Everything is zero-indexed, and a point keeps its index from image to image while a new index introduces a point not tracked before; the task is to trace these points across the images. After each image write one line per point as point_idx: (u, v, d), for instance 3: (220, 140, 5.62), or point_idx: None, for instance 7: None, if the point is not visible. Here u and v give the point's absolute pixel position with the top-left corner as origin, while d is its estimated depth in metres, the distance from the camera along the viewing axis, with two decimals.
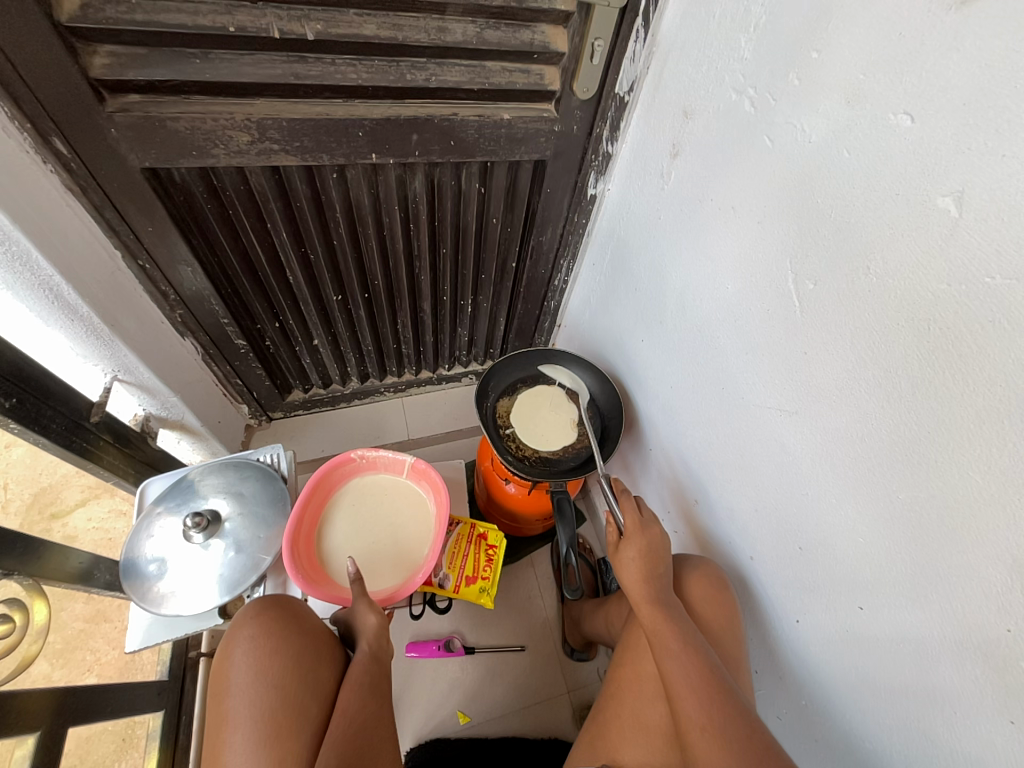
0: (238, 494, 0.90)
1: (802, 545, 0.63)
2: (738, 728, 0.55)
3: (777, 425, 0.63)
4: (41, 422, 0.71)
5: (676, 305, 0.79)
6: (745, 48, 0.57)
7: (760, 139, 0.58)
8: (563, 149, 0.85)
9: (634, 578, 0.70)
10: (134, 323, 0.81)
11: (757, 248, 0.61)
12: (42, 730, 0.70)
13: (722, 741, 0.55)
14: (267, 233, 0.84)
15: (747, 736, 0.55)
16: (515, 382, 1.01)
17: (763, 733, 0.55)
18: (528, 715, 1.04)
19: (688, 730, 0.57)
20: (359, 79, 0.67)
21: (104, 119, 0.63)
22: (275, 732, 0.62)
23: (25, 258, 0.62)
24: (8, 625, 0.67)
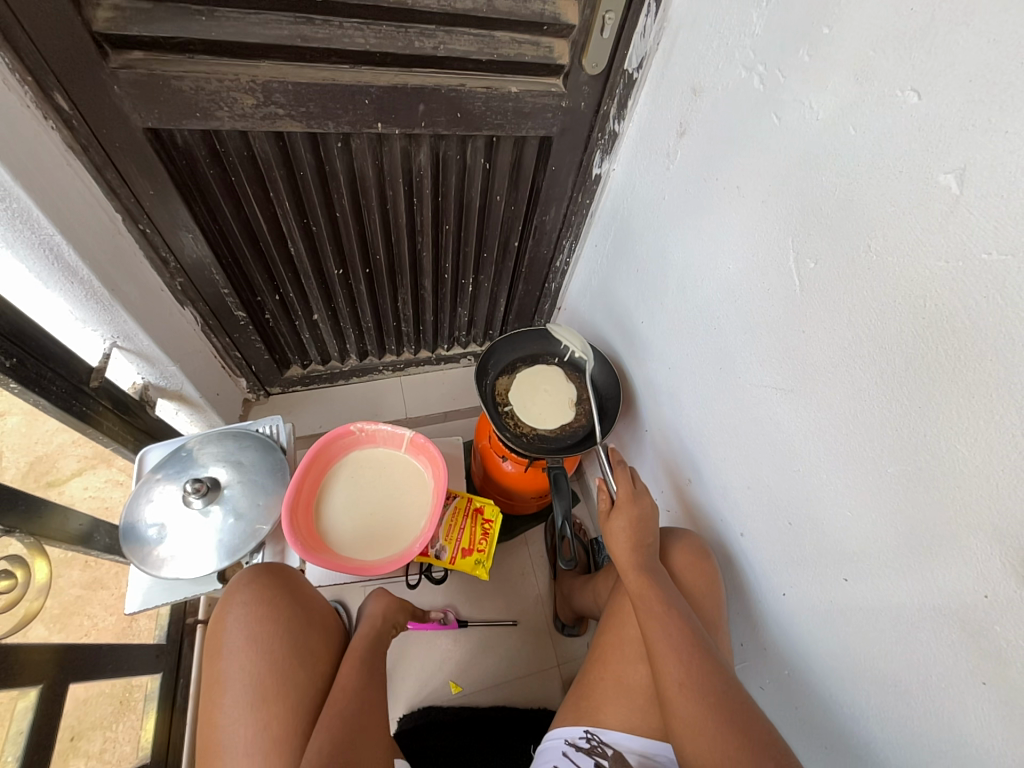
0: (238, 463, 0.91)
1: (792, 521, 0.65)
2: (715, 686, 0.58)
3: (772, 403, 0.64)
4: (41, 384, 0.71)
5: (678, 285, 0.80)
6: (757, 23, 0.57)
7: (768, 117, 0.58)
8: (569, 126, 0.85)
9: (623, 546, 0.72)
10: (135, 290, 0.81)
11: (760, 227, 0.62)
12: (45, 683, 0.71)
13: (700, 698, 0.57)
14: (269, 202, 0.84)
15: (723, 694, 0.58)
16: (515, 361, 1.01)
17: (739, 691, 0.59)
18: (518, 686, 1.07)
19: (667, 687, 0.59)
20: (367, 44, 0.66)
21: (108, 76, 0.62)
22: (272, 697, 0.64)
23: (25, 215, 0.61)
24: (9, 581, 0.70)
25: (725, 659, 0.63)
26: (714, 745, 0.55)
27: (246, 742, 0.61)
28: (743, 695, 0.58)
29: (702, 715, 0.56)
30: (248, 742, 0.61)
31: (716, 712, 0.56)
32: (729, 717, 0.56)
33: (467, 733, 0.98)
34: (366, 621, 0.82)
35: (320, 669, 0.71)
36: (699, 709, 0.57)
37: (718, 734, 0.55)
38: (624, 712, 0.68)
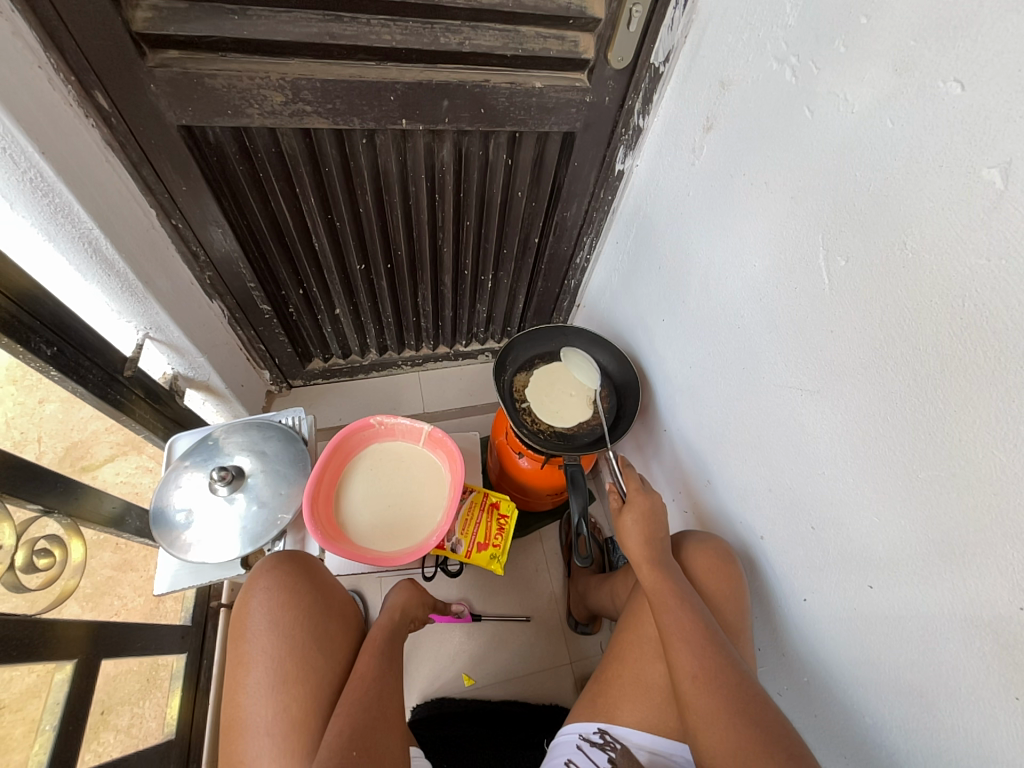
0: (261, 453, 0.93)
1: (814, 525, 0.63)
2: (728, 677, 0.58)
3: (796, 404, 0.63)
4: (79, 372, 0.74)
5: (700, 284, 0.79)
6: (790, 14, 0.56)
7: (800, 111, 0.56)
8: (593, 121, 0.84)
9: (637, 541, 0.72)
10: (166, 282, 0.83)
11: (788, 224, 0.60)
12: (80, 659, 0.75)
13: (713, 688, 0.57)
14: (295, 197, 0.85)
15: (736, 687, 0.57)
16: (533, 358, 1.01)
17: (754, 685, 0.58)
18: (531, 682, 1.08)
19: (680, 680, 0.59)
20: (393, 40, 0.67)
21: (145, 75, 0.64)
22: (293, 680, 0.66)
23: (67, 209, 0.64)
24: (47, 559, 0.75)
25: (740, 655, 0.62)
26: (726, 735, 0.54)
27: (267, 721, 0.63)
28: (757, 687, 0.58)
29: (715, 706, 0.56)
30: (269, 723, 0.62)
31: (729, 704, 0.56)
32: (742, 708, 0.55)
33: (479, 725, 0.99)
34: (384, 614, 0.83)
35: (338, 656, 0.72)
36: (711, 700, 0.56)
37: (729, 725, 0.54)
38: (641, 709, 0.68)
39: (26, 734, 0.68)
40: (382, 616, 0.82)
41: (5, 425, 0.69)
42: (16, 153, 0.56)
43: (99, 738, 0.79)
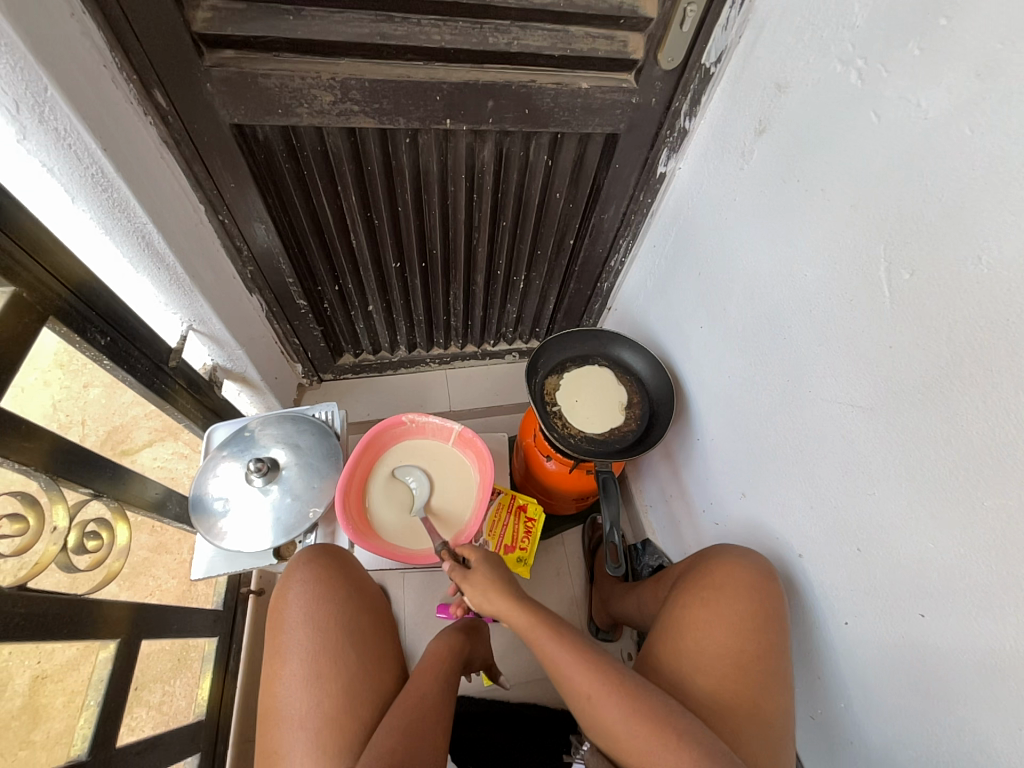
0: (295, 446, 0.95)
1: (860, 547, 0.61)
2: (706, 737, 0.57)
3: (846, 421, 0.61)
4: (129, 362, 0.77)
5: (744, 293, 0.77)
6: (859, 14, 0.53)
7: (865, 115, 0.54)
8: (637, 122, 0.82)
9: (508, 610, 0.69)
10: (211, 275, 0.85)
11: (844, 234, 0.58)
12: (121, 639, 0.76)
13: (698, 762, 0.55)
14: (336, 195, 0.86)
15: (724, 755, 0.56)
16: (565, 361, 1.00)
17: None
18: (550, 686, 1.08)
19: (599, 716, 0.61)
20: (443, 41, 0.66)
21: (203, 74, 0.65)
22: (332, 677, 0.67)
23: (124, 205, 0.66)
24: (96, 541, 0.73)
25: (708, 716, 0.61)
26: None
27: (305, 714, 0.64)
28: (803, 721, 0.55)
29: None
30: (304, 716, 0.64)
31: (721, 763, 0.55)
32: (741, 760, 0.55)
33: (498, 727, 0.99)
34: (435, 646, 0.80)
35: (375, 655, 0.71)
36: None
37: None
38: None
39: (67, 703, 0.69)
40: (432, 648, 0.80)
41: (52, 407, 0.70)
42: (79, 150, 0.59)
43: (132, 713, 0.81)
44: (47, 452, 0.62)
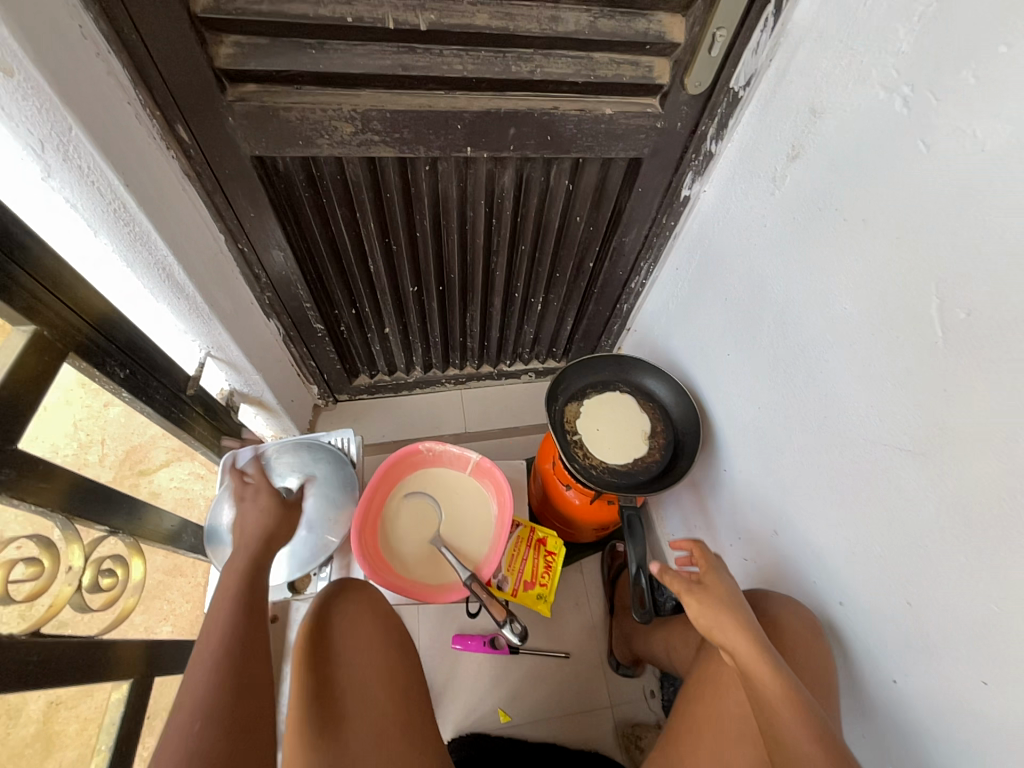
0: (312, 476, 0.93)
1: (910, 601, 0.57)
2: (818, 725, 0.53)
3: (893, 465, 0.57)
4: (148, 393, 0.76)
5: (776, 322, 0.73)
6: (903, 40, 0.51)
7: (912, 145, 0.51)
8: (661, 147, 0.80)
9: (736, 639, 0.59)
10: (229, 303, 0.85)
11: (889, 267, 0.55)
12: (135, 678, 0.74)
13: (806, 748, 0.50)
14: (355, 221, 0.86)
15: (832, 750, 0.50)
16: (586, 387, 0.97)
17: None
18: (570, 723, 1.04)
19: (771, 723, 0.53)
20: (465, 71, 0.65)
21: (225, 109, 0.65)
22: (198, 672, 0.52)
23: (145, 238, 0.66)
24: (110, 579, 0.71)
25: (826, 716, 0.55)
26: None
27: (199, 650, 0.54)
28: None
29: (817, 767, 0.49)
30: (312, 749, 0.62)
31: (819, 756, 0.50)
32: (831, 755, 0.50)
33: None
34: (254, 517, 0.72)
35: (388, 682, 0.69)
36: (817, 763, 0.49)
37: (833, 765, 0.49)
38: None
39: (80, 730, 0.65)
40: (243, 515, 0.73)
41: (73, 428, 0.68)
42: (102, 186, 0.58)
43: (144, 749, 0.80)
44: (63, 492, 0.61)
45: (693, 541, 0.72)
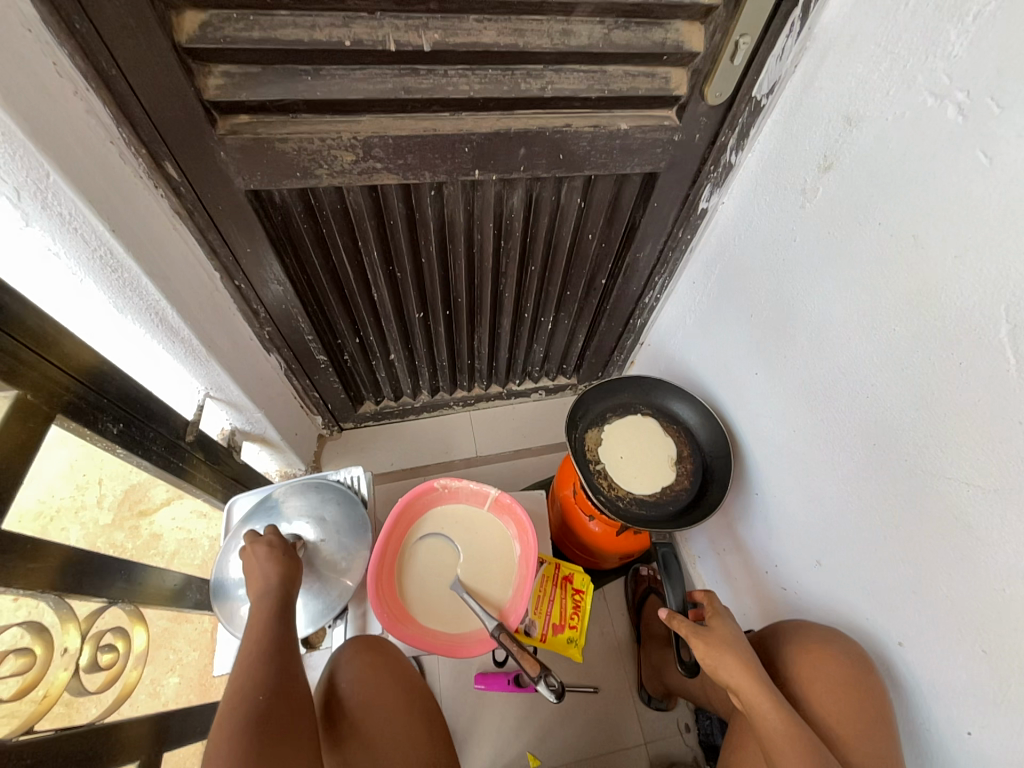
0: (322, 519, 0.88)
1: (988, 649, 0.52)
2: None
3: (959, 501, 0.52)
4: (144, 444, 0.71)
5: (811, 341, 0.69)
6: (956, 43, 0.46)
7: (970, 156, 0.47)
8: (679, 160, 0.76)
9: (742, 678, 0.59)
10: (227, 342, 0.80)
11: (947, 288, 0.50)
12: (142, 759, 0.68)
13: None
14: (357, 251, 0.81)
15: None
16: (605, 411, 0.92)
17: None
18: (603, 764, 0.98)
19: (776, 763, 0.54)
20: (472, 91, 0.61)
21: (215, 142, 0.60)
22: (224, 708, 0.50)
23: (135, 284, 0.61)
24: (111, 654, 0.66)
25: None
26: None
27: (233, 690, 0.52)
28: None
29: None
30: None
31: None
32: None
33: None
34: (268, 567, 0.67)
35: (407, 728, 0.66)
36: None
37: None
38: None
39: None
40: (259, 563, 0.68)
41: (69, 468, 0.66)
42: (87, 233, 0.53)
43: None
44: (56, 568, 0.56)
45: (704, 591, 0.70)
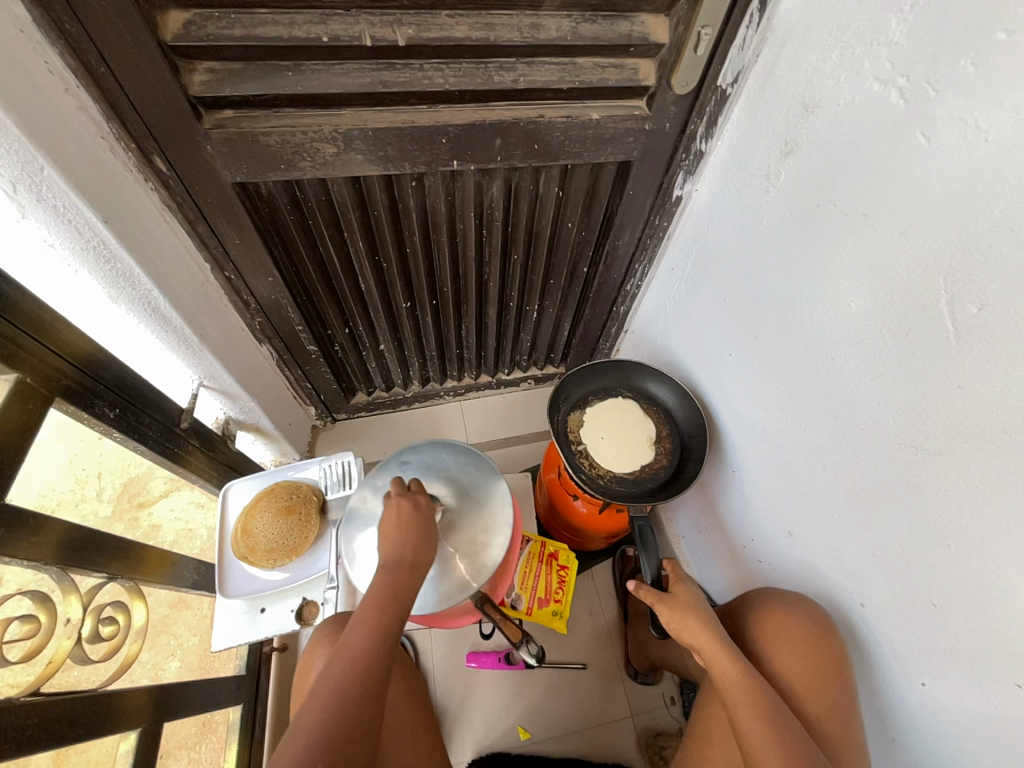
0: (452, 486, 0.78)
1: (937, 603, 0.55)
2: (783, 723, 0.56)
3: (912, 465, 0.55)
4: (139, 429, 0.74)
5: (778, 320, 0.72)
6: (896, 31, 0.49)
7: (912, 137, 0.50)
8: (651, 148, 0.79)
9: (704, 638, 0.63)
10: (219, 332, 0.83)
11: (894, 264, 0.53)
12: (143, 727, 0.71)
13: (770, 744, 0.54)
14: (343, 242, 0.84)
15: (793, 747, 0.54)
16: (587, 395, 0.96)
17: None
18: (591, 736, 1.02)
19: (736, 719, 0.57)
20: (446, 83, 0.64)
21: (201, 136, 0.63)
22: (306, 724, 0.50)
23: (127, 274, 0.64)
24: (111, 626, 0.70)
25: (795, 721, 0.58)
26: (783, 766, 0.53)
27: (299, 729, 0.50)
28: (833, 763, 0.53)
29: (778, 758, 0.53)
30: None
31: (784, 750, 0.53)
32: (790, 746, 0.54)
33: None
34: (403, 538, 0.64)
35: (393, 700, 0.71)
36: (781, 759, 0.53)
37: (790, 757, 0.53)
38: None
39: None
40: (397, 531, 0.65)
41: (69, 462, 0.66)
42: (80, 224, 0.56)
43: None
44: (57, 543, 0.59)
45: (669, 559, 0.74)
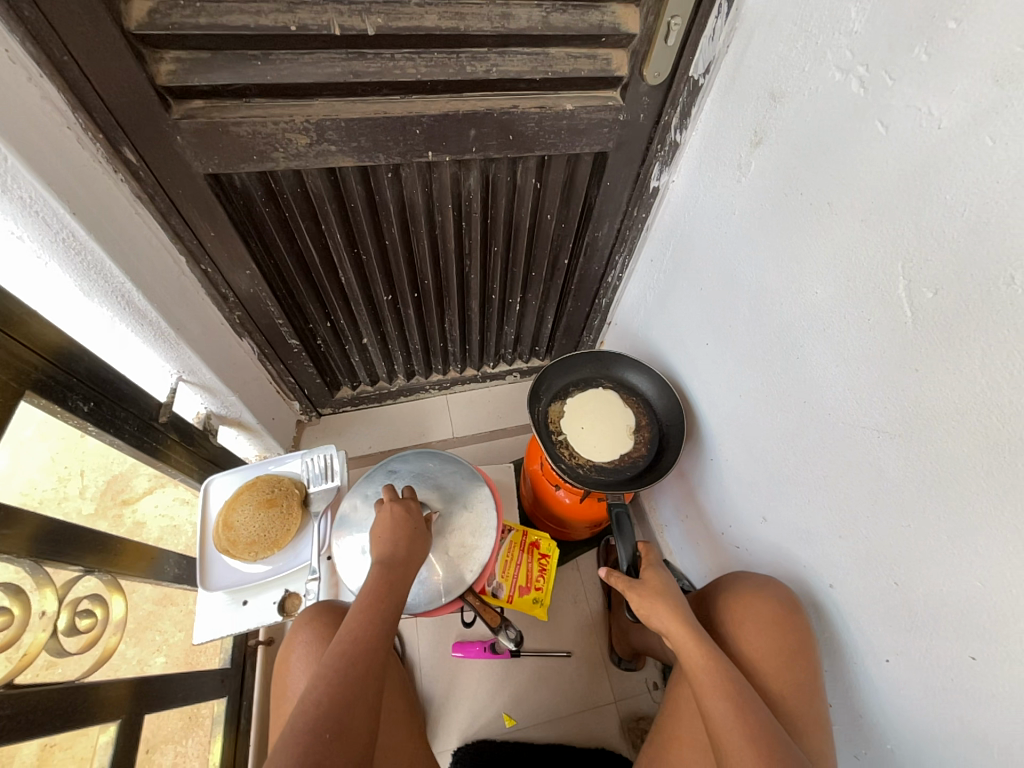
0: (439, 493, 0.86)
1: (899, 581, 0.57)
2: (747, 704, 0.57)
3: (875, 447, 0.57)
4: (115, 423, 0.73)
5: (751, 309, 0.73)
6: (855, 20, 0.50)
7: (871, 125, 0.51)
8: (626, 139, 0.80)
9: (673, 625, 0.64)
10: (197, 326, 0.83)
11: (856, 250, 0.54)
12: (123, 718, 0.71)
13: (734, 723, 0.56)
14: (321, 234, 0.84)
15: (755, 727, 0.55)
16: (567, 386, 0.97)
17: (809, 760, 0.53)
18: (576, 722, 1.03)
19: (703, 700, 0.59)
20: (418, 74, 0.64)
21: (171, 126, 0.62)
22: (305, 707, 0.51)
23: (99, 265, 0.63)
24: (89, 620, 0.70)
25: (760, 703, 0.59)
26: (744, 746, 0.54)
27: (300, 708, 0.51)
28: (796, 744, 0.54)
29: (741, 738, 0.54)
30: None
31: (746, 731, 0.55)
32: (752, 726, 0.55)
33: None
34: (395, 537, 0.71)
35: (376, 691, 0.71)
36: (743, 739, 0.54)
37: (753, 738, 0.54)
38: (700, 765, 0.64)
39: None
40: (389, 533, 0.71)
41: (51, 461, 0.66)
42: (48, 216, 0.56)
43: None
44: (29, 536, 0.60)
45: (643, 544, 0.75)
